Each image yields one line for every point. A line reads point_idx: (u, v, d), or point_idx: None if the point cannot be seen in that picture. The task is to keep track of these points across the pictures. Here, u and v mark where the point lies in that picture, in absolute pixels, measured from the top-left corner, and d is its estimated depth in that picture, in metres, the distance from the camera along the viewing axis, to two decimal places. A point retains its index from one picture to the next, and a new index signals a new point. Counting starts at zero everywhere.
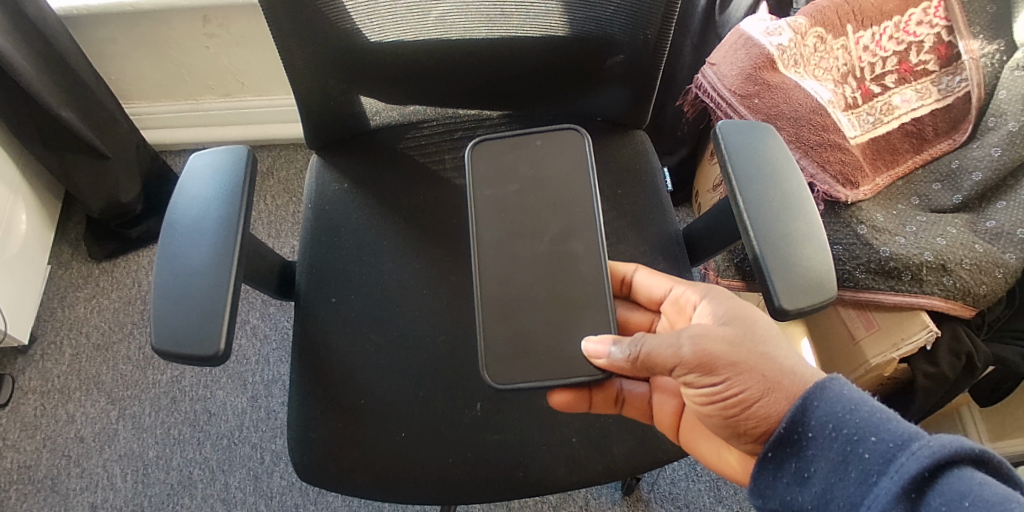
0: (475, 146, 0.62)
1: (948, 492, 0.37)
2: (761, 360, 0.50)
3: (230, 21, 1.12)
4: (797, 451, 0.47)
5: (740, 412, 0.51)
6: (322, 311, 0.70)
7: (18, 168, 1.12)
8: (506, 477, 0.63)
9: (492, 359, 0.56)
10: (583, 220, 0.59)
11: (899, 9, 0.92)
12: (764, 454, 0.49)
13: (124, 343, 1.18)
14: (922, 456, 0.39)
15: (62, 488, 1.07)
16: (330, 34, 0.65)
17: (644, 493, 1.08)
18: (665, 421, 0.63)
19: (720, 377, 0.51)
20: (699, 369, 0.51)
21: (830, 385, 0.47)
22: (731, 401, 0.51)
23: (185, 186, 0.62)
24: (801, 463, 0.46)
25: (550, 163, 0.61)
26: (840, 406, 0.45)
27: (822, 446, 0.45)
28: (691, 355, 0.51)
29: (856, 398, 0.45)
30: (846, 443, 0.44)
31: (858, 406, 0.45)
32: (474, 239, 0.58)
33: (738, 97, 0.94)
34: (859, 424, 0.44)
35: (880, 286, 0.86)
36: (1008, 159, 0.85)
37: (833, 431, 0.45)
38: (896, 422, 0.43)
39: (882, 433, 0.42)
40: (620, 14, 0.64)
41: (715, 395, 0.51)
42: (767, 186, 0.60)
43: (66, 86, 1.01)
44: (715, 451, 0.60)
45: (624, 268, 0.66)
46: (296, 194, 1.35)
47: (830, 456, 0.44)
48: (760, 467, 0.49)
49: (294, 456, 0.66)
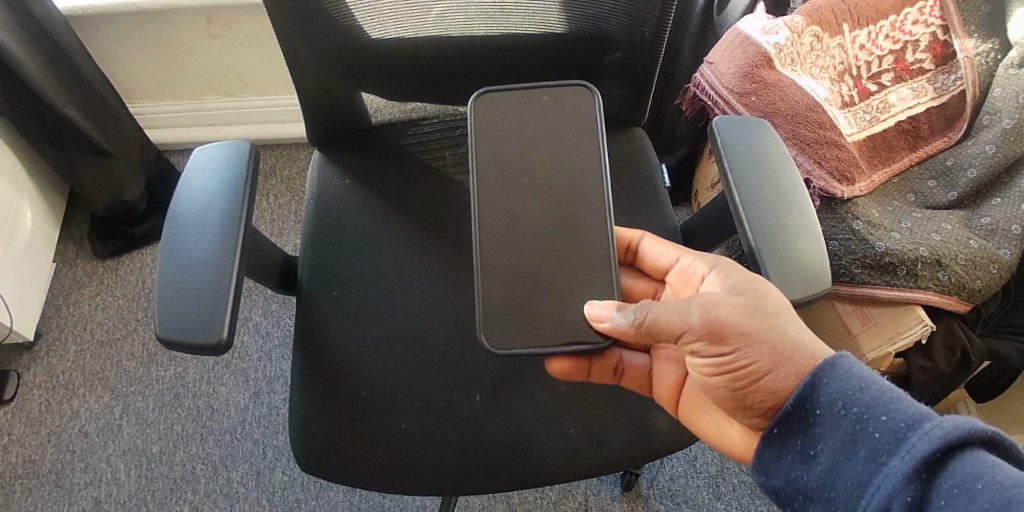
0: (479, 96, 0.62)
1: (961, 474, 0.39)
2: (773, 332, 0.51)
3: (234, 21, 1.13)
4: (804, 428, 0.47)
5: (748, 384, 0.52)
6: (323, 305, 0.71)
7: (23, 166, 1.14)
8: (506, 466, 0.64)
9: (490, 318, 0.57)
10: (589, 185, 0.60)
11: (894, 8, 0.93)
12: (769, 431, 0.49)
13: (128, 340, 1.19)
14: (935, 436, 0.40)
15: (66, 483, 1.08)
16: (331, 31, 0.66)
17: (644, 490, 1.09)
18: (664, 393, 0.64)
19: (730, 346, 0.51)
20: (708, 337, 0.51)
21: (840, 362, 0.47)
22: (740, 372, 0.52)
23: (190, 177, 0.63)
24: (807, 441, 0.47)
25: (553, 127, 0.62)
26: (850, 384, 0.46)
27: (830, 424, 0.46)
28: (699, 323, 0.51)
29: (866, 376, 0.46)
30: (855, 421, 0.44)
31: (868, 385, 0.45)
32: (474, 195, 0.59)
33: (735, 95, 0.94)
34: (869, 404, 0.44)
35: (876, 280, 0.87)
36: (1003, 155, 0.85)
37: (843, 408, 0.45)
38: (907, 402, 0.43)
39: (893, 413, 0.43)
40: (618, 12, 0.65)
41: (724, 366, 0.52)
42: (763, 181, 0.61)
43: (71, 86, 1.03)
44: (716, 425, 0.61)
45: (630, 234, 0.68)
46: (298, 192, 1.36)
47: (838, 434, 0.45)
48: (764, 443, 0.50)
49: (296, 447, 0.67)
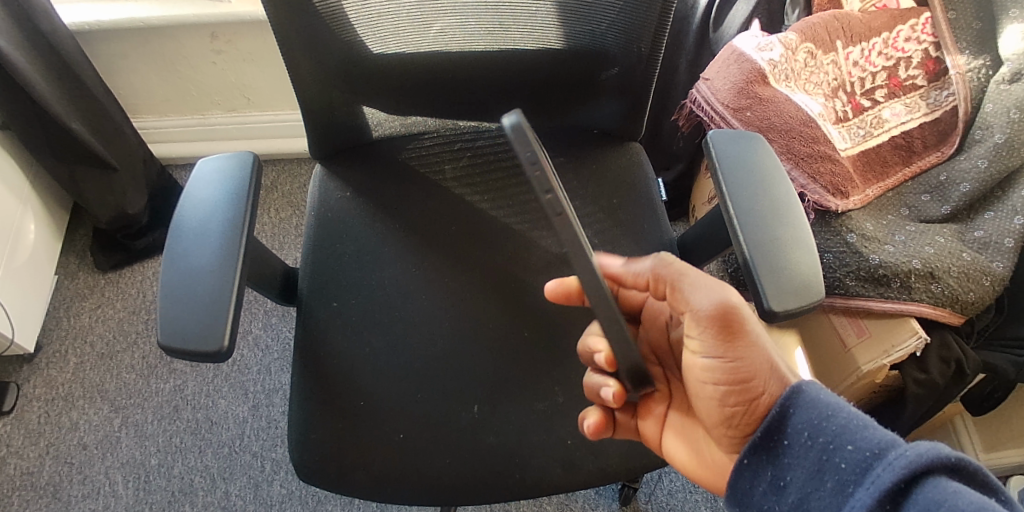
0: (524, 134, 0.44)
1: (923, 502, 0.37)
2: (770, 354, 0.53)
3: (238, 37, 1.15)
4: (773, 458, 0.48)
5: (738, 395, 0.52)
6: (322, 317, 0.72)
7: (27, 180, 1.15)
8: (503, 478, 0.64)
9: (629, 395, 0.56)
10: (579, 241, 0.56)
11: (887, 26, 0.96)
12: (740, 461, 0.49)
13: (128, 352, 1.20)
14: (898, 466, 0.39)
15: (63, 495, 1.08)
16: (336, 47, 0.67)
17: (641, 504, 1.08)
18: (649, 431, 0.62)
19: (734, 350, 0.52)
20: (719, 327, 0.52)
21: (806, 393, 0.48)
22: (735, 379, 0.52)
23: (192, 188, 0.64)
24: (777, 472, 0.47)
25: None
26: (817, 414, 0.46)
27: (798, 454, 0.46)
28: (717, 312, 0.51)
29: (832, 405, 0.46)
30: (822, 451, 0.44)
31: (834, 414, 0.46)
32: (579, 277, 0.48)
33: (730, 110, 0.96)
34: (835, 432, 0.44)
35: (870, 293, 0.89)
36: (994, 171, 0.87)
37: (810, 438, 0.46)
38: (872, 430, 0.43)
39: (858, 442, 0.43)
40: (613, 28, 0.66)
41: (717, 368, 0.53)
42: (757, 194, 0.62)
43: (76, 99, 1.04)
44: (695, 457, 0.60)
45: None
46: (299, 207, 1.37)
47: (806, 464, 0.45)
48: (736, 472, 0.49)
49: (294, 458, 0.67)
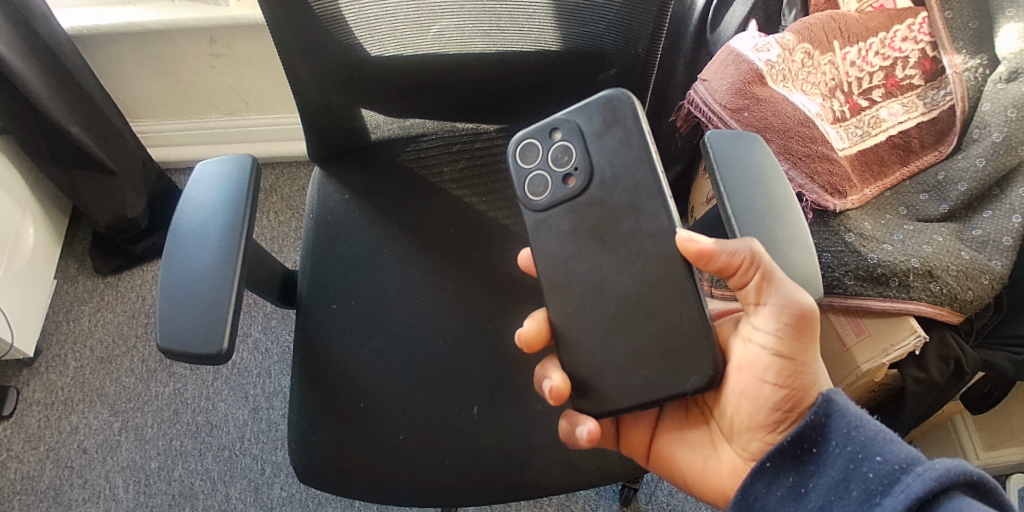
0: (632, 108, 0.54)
1: None
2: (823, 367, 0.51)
3: (236, 41, 1.15)
4: (797, 465, 0.45)
5: (788, 397, 0.50)
6: (322, 318, 0.72)
7: (26, 184, 1.15)
8: (503, 478, 0.64)
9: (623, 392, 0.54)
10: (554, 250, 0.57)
11: (884, 26, 0.96)
12: (760, 464, 0.46)
13: (127, 356, 1.20)
14: (928, 478, 0.37)
15: (63, 498, 1.08)
16: (333, 49, 0.68)
17: (641, 505, 1.09)
18: (637, 441, 0.61)
19: (801, 353, 0.49)
20: (800, 328, 0.48)
21: (835, 400, 0.46)
22: (792, 381, 0.50)
23: (192, 192, 0.64)
24: (799, 478, 0.45)
25: (576, 165, 0.56)
26: (845, 422, 0.44)
27: (825, 463, 0.44)
28: (804, 313, 0.48)
29: (859, 414, 0.44)
30: (850, 460, 0.42)
31: (863, 423, 0.43)
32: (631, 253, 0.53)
33: (727, 111, 0.95)
34: (863, 443, 0.42)
35: (869, 292, 0.88)
36: (993, 169, 0.87)
37: (838, 446, 0.43)
38: (902, 444, 0.41)
39: (886, 453, 0.41)
40: (610, 29, 0.66)
41: (777, 367, 0.50)
42: (757, 194, 0.62)
43: (75, 103, 1.04)
44: (694, 470, 0.57)
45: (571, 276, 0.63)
46: (297, 209, 1.37)
47: (832, 472, 0.43)
48: (753, 476, 0.47)
49: (295, 460, 0.67)
